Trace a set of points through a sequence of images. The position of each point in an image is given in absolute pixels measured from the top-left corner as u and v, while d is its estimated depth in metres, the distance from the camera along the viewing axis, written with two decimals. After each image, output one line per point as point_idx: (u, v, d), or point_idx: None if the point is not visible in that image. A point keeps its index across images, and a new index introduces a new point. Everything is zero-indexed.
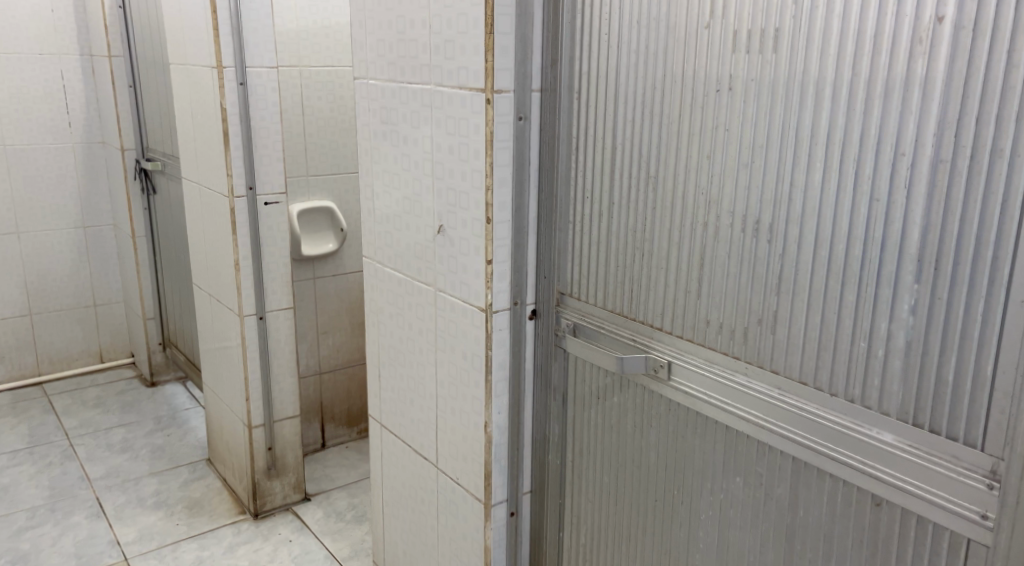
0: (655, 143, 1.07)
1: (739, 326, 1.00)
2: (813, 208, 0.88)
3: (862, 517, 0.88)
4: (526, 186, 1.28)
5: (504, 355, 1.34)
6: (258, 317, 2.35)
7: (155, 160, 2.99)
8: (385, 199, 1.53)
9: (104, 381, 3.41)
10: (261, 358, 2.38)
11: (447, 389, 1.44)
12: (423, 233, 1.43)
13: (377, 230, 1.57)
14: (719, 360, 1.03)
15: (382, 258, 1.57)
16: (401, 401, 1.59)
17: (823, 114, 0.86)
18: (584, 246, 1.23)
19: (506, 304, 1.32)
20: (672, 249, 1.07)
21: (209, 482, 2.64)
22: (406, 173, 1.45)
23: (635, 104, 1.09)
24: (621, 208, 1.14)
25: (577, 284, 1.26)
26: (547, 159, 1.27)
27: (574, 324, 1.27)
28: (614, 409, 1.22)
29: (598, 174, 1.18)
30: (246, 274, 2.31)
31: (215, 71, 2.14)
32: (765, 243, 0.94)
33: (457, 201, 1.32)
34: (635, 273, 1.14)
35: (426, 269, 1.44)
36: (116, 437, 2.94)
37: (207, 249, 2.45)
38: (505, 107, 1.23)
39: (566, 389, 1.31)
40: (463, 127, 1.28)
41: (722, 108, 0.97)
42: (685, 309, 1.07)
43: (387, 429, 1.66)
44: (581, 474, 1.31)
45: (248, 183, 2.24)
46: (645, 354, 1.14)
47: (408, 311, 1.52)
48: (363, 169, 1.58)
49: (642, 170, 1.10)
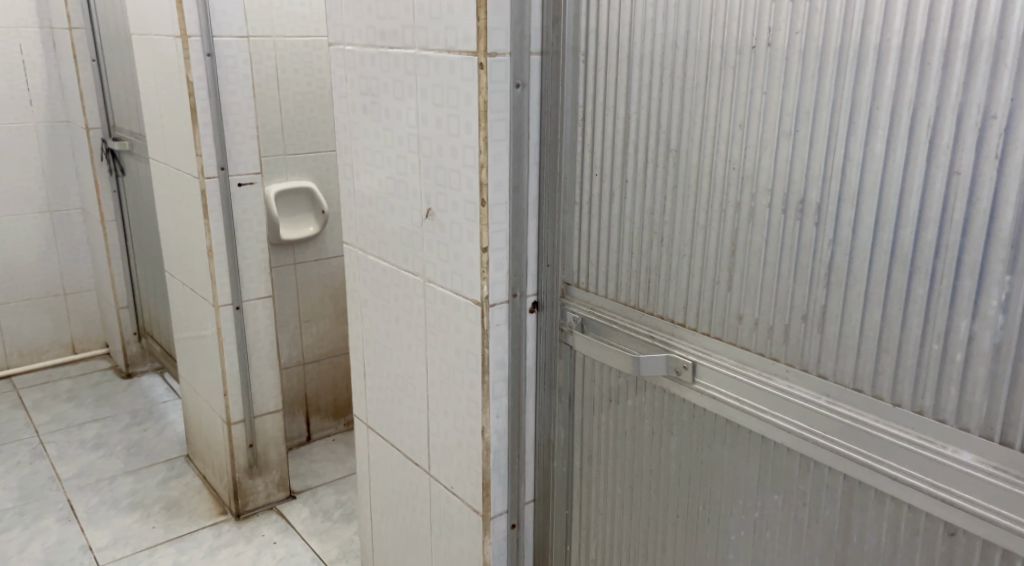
0: (677, 112, 0.93)
1: (778, 323, 0.86)
2: (875, 186, 0.74)
3: (932, 549, 0.75)
4: (525, 163, 1.13)
5: (503, 352, 1.20)
6: (235, 307, 2.20)
7: (122, 139, 2.83)
8: (366, 179, 1.38)
9: (77, 373, 3.25)
10: (239, 350, 2.23)
11: (439, 390, 1.30)
12: (410, 218, 1.28)
13: (357, 213, 1.43)
14: (753, 361, 0.90)
15: (364, 245, 1.42)
16: (388, 402, 1.45)
17: (887, 72, 0.72)
18: (593, 232, 1.09)
19: (504, 296, 1.18)
20: (699, 234, 0.93)
21: (188, 480, 2.50)
22: (389, 151, 1.30)
23: (653, 65, 0.94)
24: (636, 187, 1.00)
25: (583, 272, 1.12)
26: (548, 131, 1.12)
27: (581, 318, 1.13)
28: (629, 413, 1.08)
29: (608, 148, 1.03)
30: (220, 261, 2.15)
31: (180, 41, 1.97)
32: (812, 227, 0.81)
33: (447, 181, 1.18)
34: (651, 262, 1.00)
35: (413, 257, 1.30)
36: (90, 434, 2.78)
37: (178, 235, 2.29)
38: (499, 73, 1.08)
39: (573, 391, 1.18)
40: (453, 97, 1.13)
41: (760, 69, 0.83)
42: (713, 303, 0.93)
43: (374, 431, 1.51)
44: (591, 483, 1.18)
45: (219, 163, 2.08)
46: (664, 353, 1.00)
47: (394, 303, 1.37)
48: (342, 147, 1.43)
49: (661, 145, 0.96)
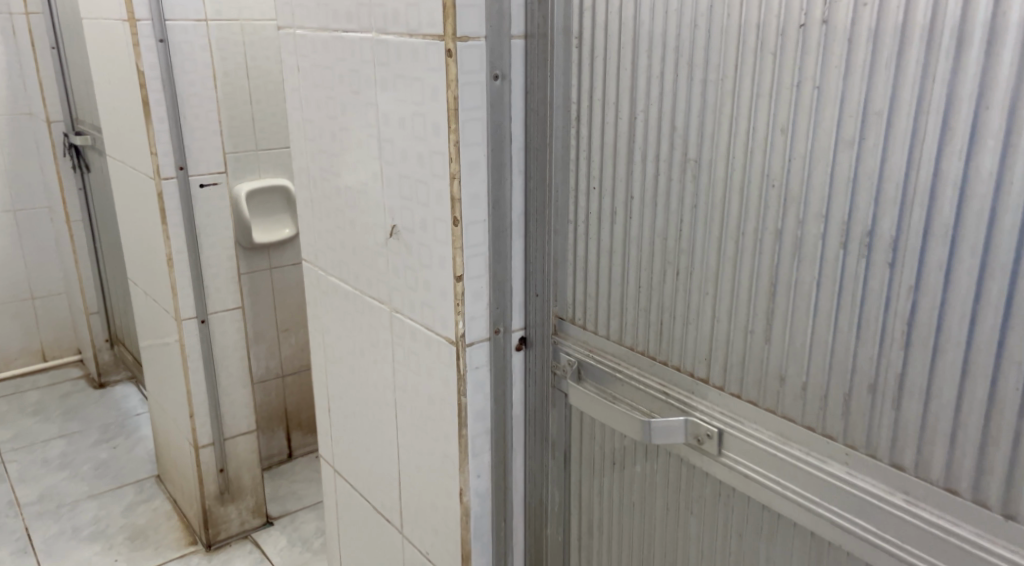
0: (698, 111, 0.72)
1: (834, 390, 0.66)
2: (981, 215, 0.55)
3: None
4: (509, 172, 0.92)
5: (484, 400, 0.99)
6: (200, 320, 2.00)
7: (85, 133, 2.63)
8: (324, 188, 1.17)
9: (47, 382, 3.06)
10: (206, 368, 2.03)
11: (410, 440, 1.09)
12: (373, 236, 1.07)
13: (316, 227, 1.22)
14: (800, 438, 0.69)
15: (325, 264, 1.21)
16: (356, 446, 1.24)
17: (1004, 60, 0.53)
18: (591, 259, 0.88)
19: (484, 333, 0.97)
20: (727, 268, 0.73)
21: (157, 505, 2.30)
22: (348, 155, 1.09)
23: (665, 50, 0.74)
24: (645, 205, 0.80)
25: (580, 306, 0.91)
26: (534, 132, 0.91)
27: (578, 362, 0.93)
28: (637, 482, 0.88)
29: (609, 156, 0.83)
30: (182, 270, 1.94)
31: (127, 25, 1.75)
32: (884, 268, 0.61)
33: (414, 194, 0.97)
34: (666, 301, 0.80)
35: (377, 282, 1.09)
36: (54, 452, 2.59)
37: (138, 240, 2.08)
38: (473, 62, 0.86)
39: (569, 447, 0.97)
40: (417, 90, 0.91)
41: (811, 55, 0.63)
42: (746, 358, 0.73)
43: (341, 476, 1.31)
44: (591, 557, 0.97)
45: (177, 162, 1.87)
46: (683, 416, 0.80)
47: (359, 334, 1.17)
48: (296, 148, 1.22)
49: (676, 152, 0.75)
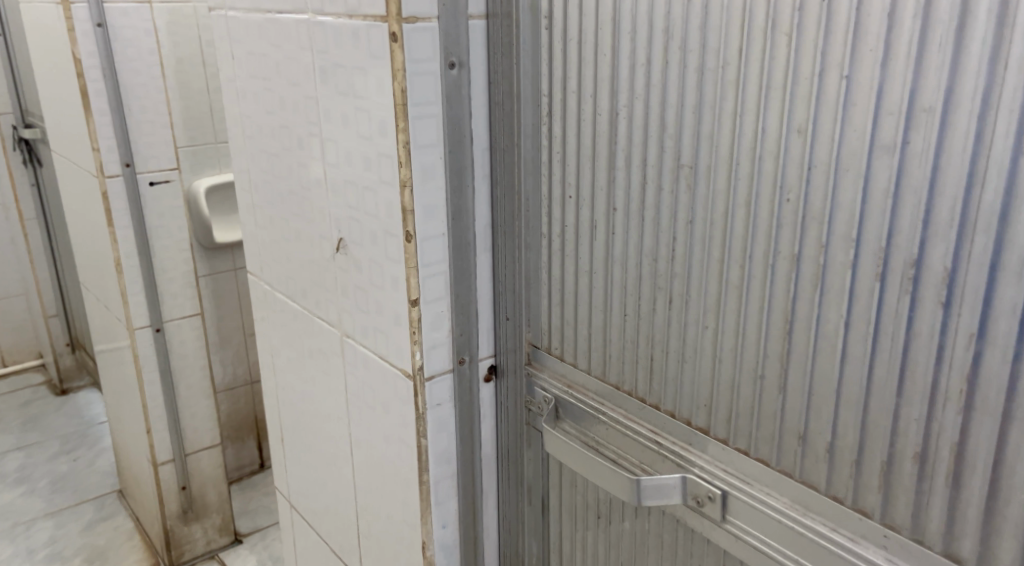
0: (696, 104, 0.59)
1: (870, 455, 0.53)
2: None
3: None
4: (471, 176, 0.78)
5: (448, 440, 0.86)
6: (155, 329, 1.85)
7: (36, 127, 2.50)
8: (266, 193, 1.02)
9: (6, 389, 2.90)
10: (163, 380, 1.88)
11: (368, 481, 0.96)
12: (320, 249, 0.93)
13: (260, 237, 1.07)
14: (824, 511, 0.57)
15: (271, 277, 1.07)
16: (311, 482, 1.11)
17: None
18: (569, 281, 0.75)
19: (446, 364, 0.83)
20: (733, 298, 0.60)
21: (119, 524, 2.17)
22: (290, 156, 0.94)
23: (653, 30, 0.60)
24: (630, 219, 0.66)
25: (558, 334, 0.78)
26: (499, 130, 0.77)
27: (555, 400, 0.79)
28: (624, 542, 0.75)
29: (587, 159, 0.69)
30: (132, 276, 1.79)
31: (60, 8, 1.59)
32: (937, 311, 0.48)
33: (361, 203, 0.83)
34: (659, 333, 0.67)
35: (326, 301, 0.95)
36: (11, 466, 2.44)
37: (86, 243, 1.92)
38: (424, 48, 0.72)
39: (546, 492, 0.84)
40: (360, 80, 0.77)
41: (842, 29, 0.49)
42: (757, 408, 0.60)
43: (298, 513, 1.18)
44: None
45: (123, 159, 1.71)
46: (680, 472, 0.67)
47: (309, 359, 1.03)
48: (236, 146, 1.07)
49: (668, 155, 0.62)
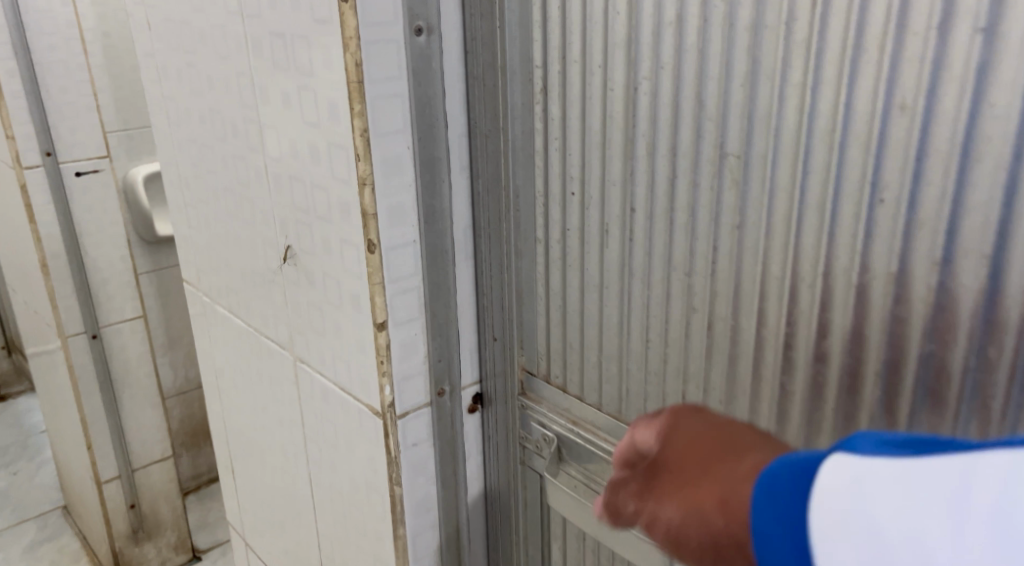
0: (747, 74, 0.44)
1: None
2: None
3: None
4: (448, 169, 0.63)
5: (428, 485, 0.71)
6: (91, 336, 1.67)
7: None
8: (199, 190, 0.86)
9: None
10: (103, 392, 1.70)
11: (332, 530, 0.81)
12: (263, 258, 0.78)
13: (195, 241, 0.91)
14: None
15: (209, 289, 0.91)
16: (267, 523, 0.96)
17: None
18: (574, 296, 0.61)
19: (422, 396, 0.69)
20: (800, 325, 0.46)
21: (64, 545, 1.99)
22: (223, 147, 0.78)
23: None
24: (655, 222, 0.52)
25: (559, 360, 0.64)
26: (480, 110, 0.61)
27: (557, 439, 0.66)
28: None
29: (596, 146, 0.54)
30: (62, 279, 1.60)
31: None
32: None
33: (311, 205, 0.67)
34: (692, 365, 0.53)
35: (275, 320, 0.79)
36: None
37: (7, 241, 1.72)
38: (384, 10, 0.57)
39: (549, 543, 0.71)
40: (301, 52, 0.62)
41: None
42: None
43: (254, 554, 1.03)
44: None
45: (43, 147, 1.52)
46: None
47: (258, 385, 0.87)
48: (161, 134, 0.90)
49: (706, 143, 0.47)
